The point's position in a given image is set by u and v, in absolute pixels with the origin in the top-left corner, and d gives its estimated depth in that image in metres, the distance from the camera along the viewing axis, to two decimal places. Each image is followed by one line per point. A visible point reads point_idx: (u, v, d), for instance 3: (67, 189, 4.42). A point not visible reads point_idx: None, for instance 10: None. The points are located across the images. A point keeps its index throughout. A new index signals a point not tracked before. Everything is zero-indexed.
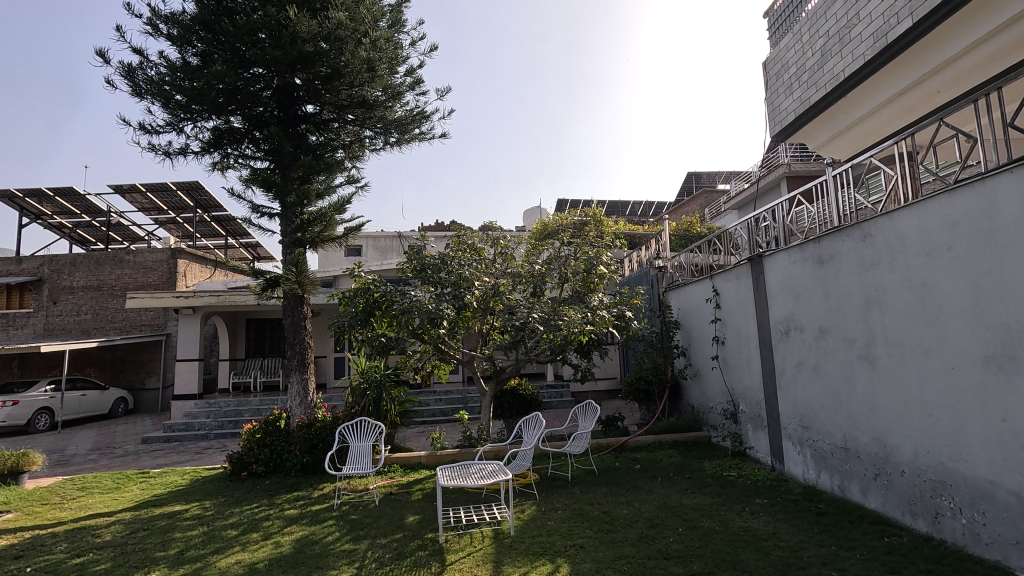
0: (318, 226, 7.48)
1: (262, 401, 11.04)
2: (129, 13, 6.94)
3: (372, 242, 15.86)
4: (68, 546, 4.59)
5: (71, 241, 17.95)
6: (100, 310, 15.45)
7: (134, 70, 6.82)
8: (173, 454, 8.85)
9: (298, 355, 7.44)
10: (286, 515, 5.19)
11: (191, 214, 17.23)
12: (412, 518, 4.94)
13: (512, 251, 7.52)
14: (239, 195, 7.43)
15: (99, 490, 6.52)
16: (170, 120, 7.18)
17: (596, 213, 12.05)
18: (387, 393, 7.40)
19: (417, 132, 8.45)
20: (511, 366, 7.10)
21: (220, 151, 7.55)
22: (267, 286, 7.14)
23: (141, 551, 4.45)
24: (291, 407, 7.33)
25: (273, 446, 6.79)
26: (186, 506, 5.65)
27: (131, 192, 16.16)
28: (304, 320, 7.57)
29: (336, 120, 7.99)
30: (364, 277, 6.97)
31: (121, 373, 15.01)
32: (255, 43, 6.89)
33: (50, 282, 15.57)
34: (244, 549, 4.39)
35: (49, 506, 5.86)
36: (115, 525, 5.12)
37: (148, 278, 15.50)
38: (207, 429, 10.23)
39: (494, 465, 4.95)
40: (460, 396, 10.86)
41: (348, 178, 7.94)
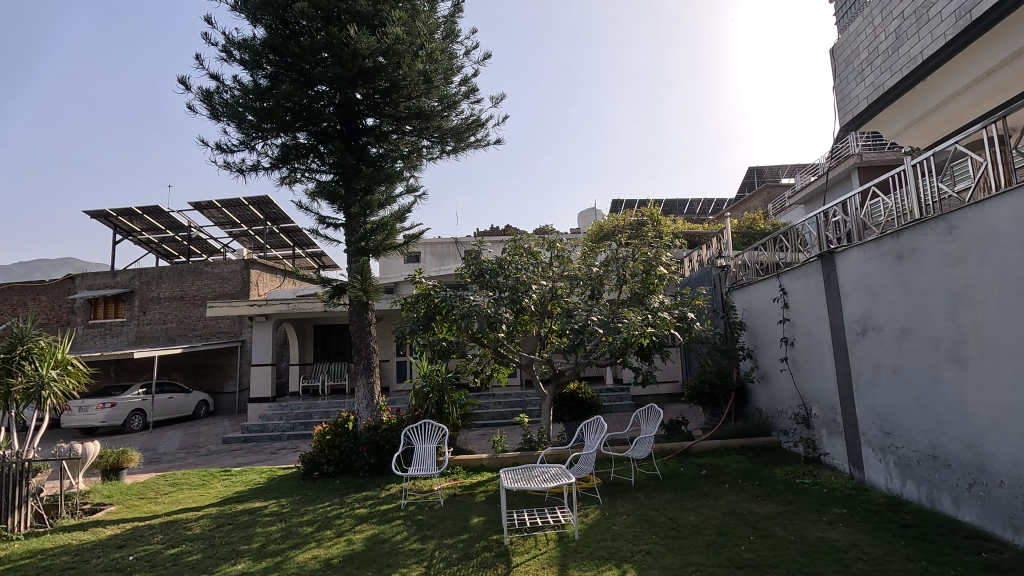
0: (380, 235, 7.76)
1: (330, 403, 11.53)
2: (207, 42, 7.46)
3: (431, 249, 16.23)
4: (164, 537, 4.98)
5: (158, 255, 19.39)
6: (183, 319, 16.59)
7: (212, 93, 7.33)
8: (251, 454, 9.38)
9: (364, 360, 7.71)
10: (356, 514, 5.39)
11: (261, 226, 18.23)
12: (476, 519, 5.02)
13: (568, 254, 7.48)
14: (307, 208, 7.83)
15: (188, 487, 7.02)
16: (243, 139, 7.61)
17: (652, 212, 11.83)
18: (449, 396, 7.55)
19: (473, 139, 8.60)
20: (570, 370, 7.08)
21: (288, 166, 7.84)
22: (334, 293, 7.45)
23: (227, 544, 4.74)
24: (358, 410, 7.61)
25: (343, 447, 7.07)
26: (265, 503, 5.98)
27: (208, 208, 17.30)
28: (369, 325, 7.83)
29: (395, 132, 8.25)
30: (425, 283, 7.13)
31: (202, 377, 16.07)
32: (319, 61, 7.26)
33: (141, 293, 16.91)
34: (319, 545, 4.60)
35: (145, 501, 6.37)
36: (203, 519, 5.50)
37: (224, 288, 16.54)
38: (280, 430, 10.77)
39: (556, 468, 4.95)
40: (519, 399, 10.93)
41: (407, 188, 8.18)
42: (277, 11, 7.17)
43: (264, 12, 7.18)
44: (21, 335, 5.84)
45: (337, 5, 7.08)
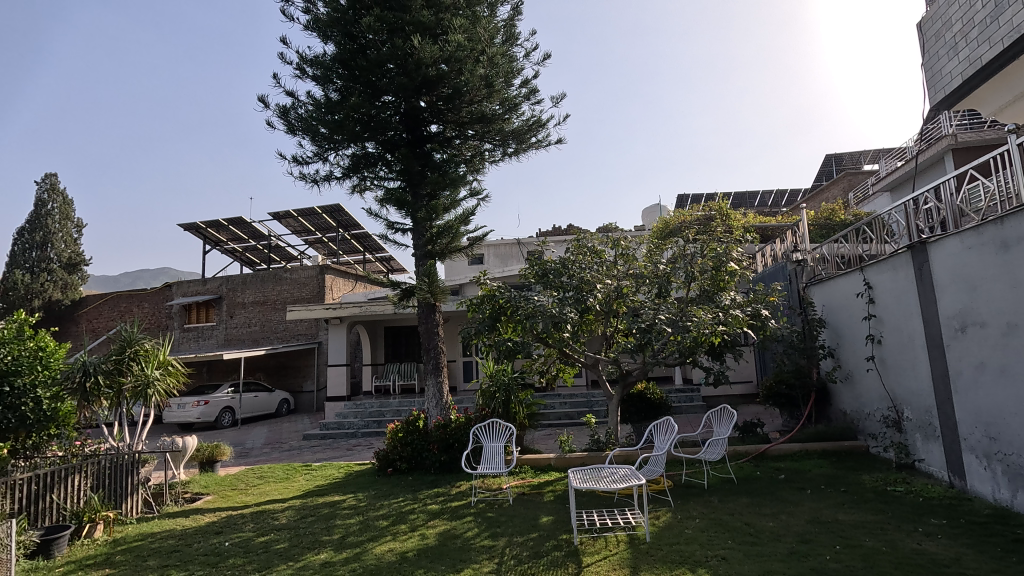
0: (445, 238, 7.94)
1: (401, 402, 11.93)
2: (283, 61, 7.93)
3: (494, 250, 16.44)
4: (254, 526, 5.34)
5: (242, 263, 20.78)
6: (265, 322, 17.69)
7: (288, 110, 7.75)
8: (329, 450, 9.88)
9: (433, 360, 7.92)
10: (428, 510, 5.56)
11: (334, 233, 19.13)
12: (546, 519, 5.04)
13: (633, 252, 7.36)
14: (376, 214, 8.14)
15: (273, 479, 7.50)
16: (317, 151, 8.01)
17: (721, 206, 11.40)
18: (516, 396, 7.63)
19: (534, 140, 8.65)
20: (637, 370, 6.96)
21: (358, 175, 8.15)
22: (402, 296, 7.71)
23: (311, 534, 5.03)
24: (428, 408, 7.83)
25: (414, 445, 7.31)
26: (344, 497, 6.29)
27: (286, 218, 18.36)
28: (437, 326, 8.03)
29: (458, 137, 8.43)
30: (490, 285, 7.23)
31: (283, 377, 17.07)
32: (385, 73, 7.53)
33: (228, 299, 18.19)
34: (395, 539, 4.79)
35: (237, 491, 6.86)
36: (288, 510, 5.85)
37: (302, 292, 17.49)
38: (355, 428, 11.26)
39: (625, 469, 4.89)
40: (586, 400, 10.86)
41: (470, 191, 8.34)
42: (346, 28, 7.52)
43: (334, 29, 7.55)
44: (129, 338, 6.44)
45: (401, 18, 7.34)
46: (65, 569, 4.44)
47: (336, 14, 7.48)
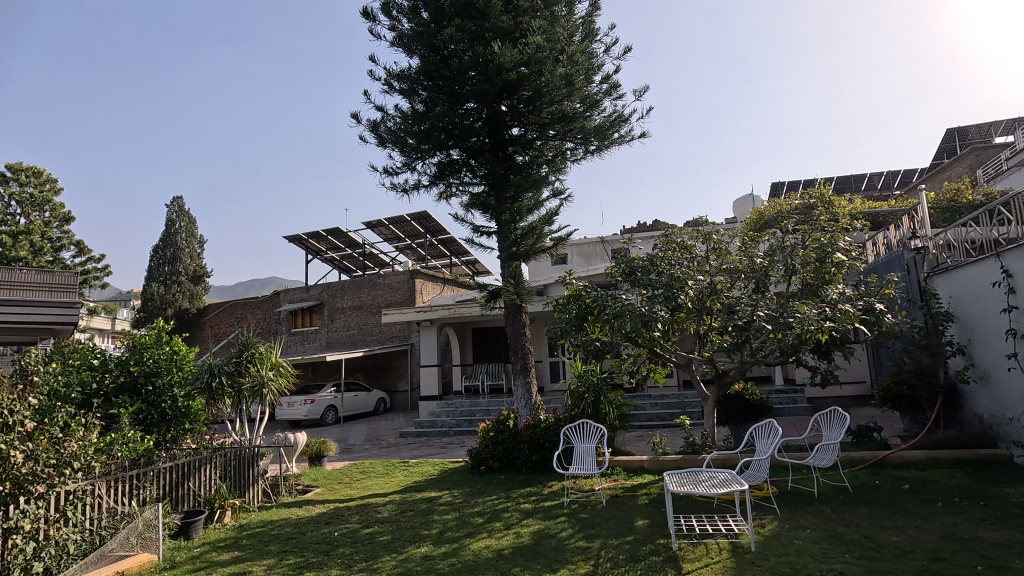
0: (530, 239, 7.98)
1: (490, 402, 12.17)
2: (372, 78, 8.36)
3: (577, 249, 16.34)
4: (360, 518, 5.67)
5: (340, 270, 22.16)
6: (362, 326, 18.74)
7: (378, 124, 8.14)
8: (424, 447, 10.29)
9: (521, 361, 8.01)
10: (522, 509, 5.62)
11: (423, 239, 19.92)
12: (641, 522, 4.93)
13: (726, 246, 7.02)
14: (462, 219, 8.36)
15: (375, 474, 7.93)
16: (405, 161, 8.34)
17: (824, 192, 10.60)
18: (606, 396, 7.53)
19: (616, 136, 8.52)
20: (734, 370, 6.61)
21: (444, 182, 8.40)
22: (489, 298, 7.85)
23: (412, 528, 5.26)
24: (518, 409, 7.93)
25: (505, 444, 7.43)
26: (440, 493, 6.51)
27: (378, 226, 19.35)
28: (524, 327, 8.09)
29: (540, 138, 8.44)
30: (576, 284, 7.16)
31: (380, 377, 18.00)
32: (467, 80, 7.72)
33: (329, 304, 19.47)
34: (490, 536, 4.88)
35: (343, 485, 7.33)
36: (390, 504, 6.16)
37: (394, 297, 18.34)
38: (448, 426, 11.65)
39: (725, 474, 4.67)
40: (678, 401, 10.50)
41: (553, 191, 8.34)
42: (429, 41, 7.79)
43: (418, 43, 7.85)
44: (246, 343, 7.08)
45: (481, 25, 7.49)
46: (201, 550, 4.95)
47: (419, 29, 7.79)
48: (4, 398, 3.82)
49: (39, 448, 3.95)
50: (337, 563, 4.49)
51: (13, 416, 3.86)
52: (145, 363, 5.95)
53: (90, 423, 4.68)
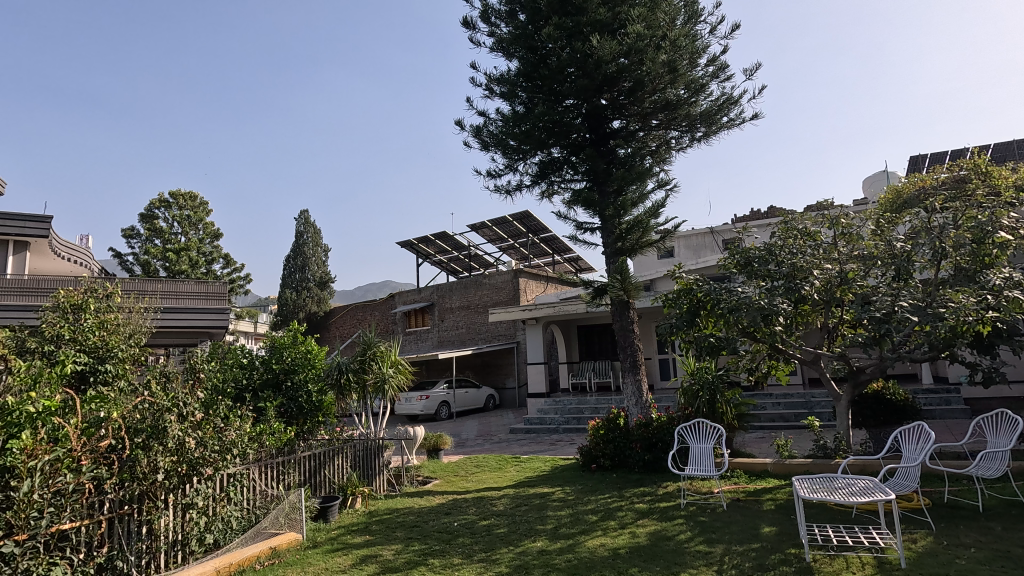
0: (636, 233, 7.78)
1: (599, 400, 12.06)
2: (474, 85, 8.61)
3: (685, 241, 15.71)
4: (477, 510, 5.89)
5: (448, 272, 23.13)
6: (470, 325, 19.41)
7: (481, 128, 8.36)
8: (535, 444, 10.43)
9: (630, 358, 7.85)
10: (637, 509, 5.51)
11: (525, 239, 20.20)
12: (768, 529, 4.62)
13: (858, 230, 6.36)
14: (565, 216, 8.38)
15: (489, 469, 8.19)
16: (507, 163, 8.49)
17: (978, 163, 9.24)
18: (722, 395, 7.13)
19: (726, 120, 8.07)
20: (872, 367, 5.94)
21: (546, 180, 8.44)
22: (595, 294, 7.77)
23: (526, 522, 5.36)
24: (628, 407, 7.76)
25: (616, 442, 7.33)
26: (552, 489, 6.57)
27: (482, 228, 19.93)
28: (632, 323, 7.90)
29: (642, 129, 8.21)
30: (686, 278, 6.86)
31: (489, 375, 18.55)
32: (566, 78, 7.70)
33: (439, 305, 20.41)
34: (606, 534, 4.85)
35: (459, 478, 7.66)
36: (505, 498, 6.32)
37: (500, 296, 18.76)
38: (556, 423, 11.72)
39: (866, 481, 4.24)
40: (805, 401, 9.71)
41: (658, 182, 8.08)
42: (527, 42, 7.86)
43: (517, 46, 7.94)
44: (369, 342, 7.63)
45: (579, 20, 7.44)
46: (338, 532, 5.42)
47: (517, 31, 7.87)
48: (180, 392, 4.43)
49: (207, 435, 4.55)
50: (458, 552, 4.70)
51: (186, 407, 4.46)
52: (284, 361, 6.65)
53: (244, 414, 5.30)
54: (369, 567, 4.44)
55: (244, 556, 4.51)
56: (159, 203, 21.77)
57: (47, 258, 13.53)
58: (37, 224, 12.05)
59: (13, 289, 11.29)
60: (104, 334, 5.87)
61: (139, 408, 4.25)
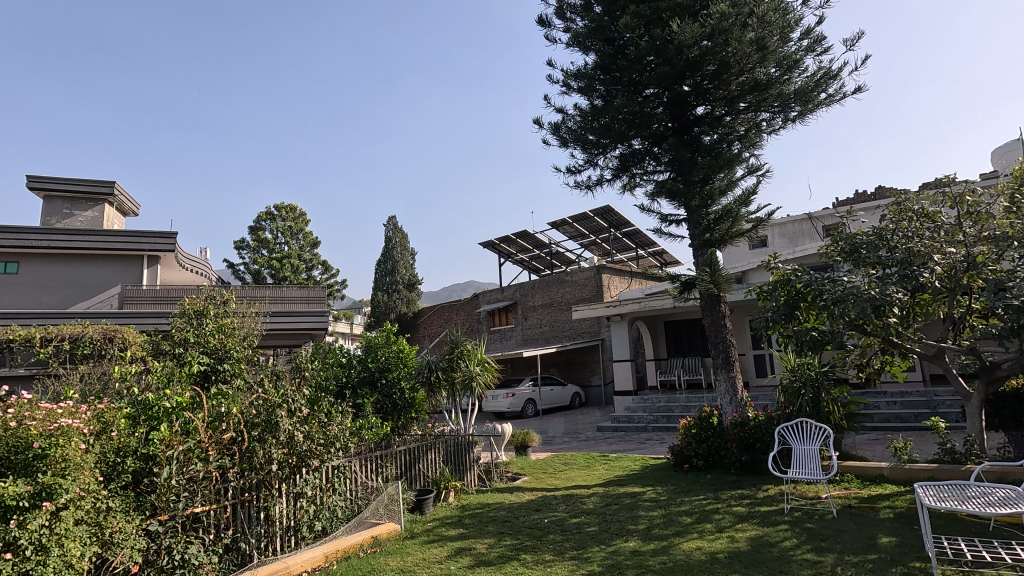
0: (726, 223, 7.39)
1: (689, 398, 11.62)
2: (551, 82, 8.58)
3: (780, 230, 14.77)
4: (566, 507, 5.89)
5: (530, 270, 23.30)
6: (554, 322, 19.41)
7: (559, 125, 8.30)
8: (623, 442, 10.25)
9: (722, 354, 7.50)
10: (735, 512, 5.26)
11: (607, 234, 19.89)
12: (887, 539, 4.24)
13: (987, 209, 5.67)
14: (648, 209, 8.14)
15: (577, 466, 8.15)
16: (587, 158, 8.38)
17: None
18: (828, 393, 6.59)
19: (824, 96, 7.49)
20: (1011, 362, 5.24)
21: (628, 173, 8.27)
22: (683, 288, 7.49)
23: (618, 521, 5.28)
24: (722, 405, 7.42)
25: (710, 442, 7.04)
26: (643, 489, 6.42)
27: (562, 225, 19.87)
28: (724, 318, 7.54)
29: (729, 113, 7.81)
30: (783, 268, 6.44)
31: (574, 372, 18.47)
32: (646, 67, 7.47)
33: (522, 303, 20.62)
34: (702, 537, 4.67)
35: (548, 475, 7.68)
36: (594, 496, 6.27)
37: (583, 292, 18.61)
38: (645, 421, 11.45)
39: (1006, 491, 3.76)
40: (925, 399, 8.80)
41: (748, 168, 7.65)
42: (604, 34, 7.71)
43: (594, 39, 7.81)
44: (456, 341, 7.80)
45: (658, 6, 7.22)
46: (433, 524, 5.64)
47: (593, 24, 7.74)
48: (289, 389, 4.79)
49: (313, 429, 4.91)
50: (550, 548, 4.72)
51: (295, 403, 4.83)
52: (379, 360, 7.04)
53: (345, 410, 5.66)
54: (464, 559, 4.57)
55: (348, 543, 4.81)
56: (264, 216, 23.71)
57: (174, 270, 15.18)
58: (165, 239, 13.55)
59: (149, 298, 12.79)
60: (221, 338, 6.47)
61: (254, 404, 4.59)
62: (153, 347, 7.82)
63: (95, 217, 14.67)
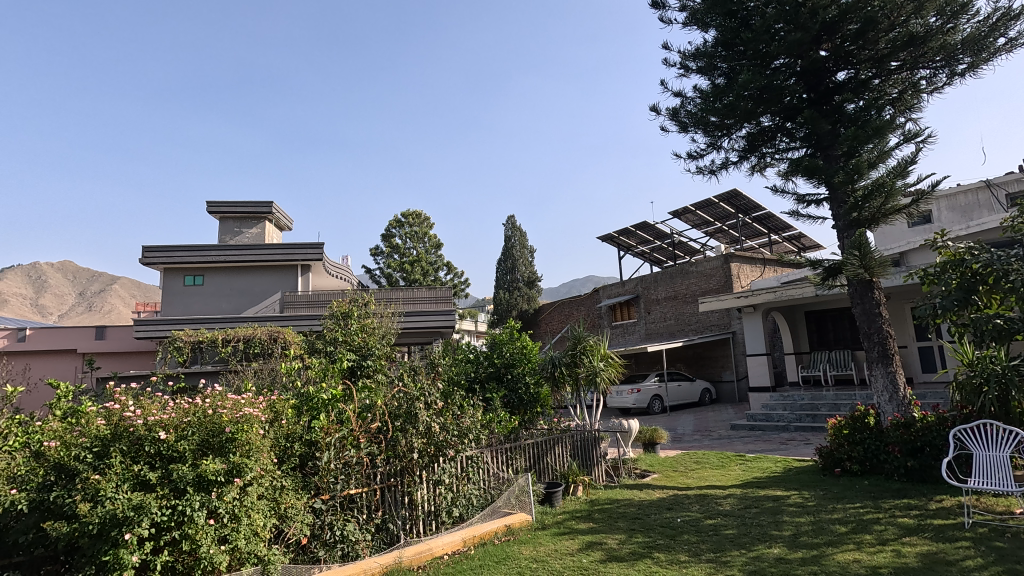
0: (878, 199, 6.52)
1: (838, 395, 10.52)
2: (667, 66, 8.25)
3: (949, 202, 12.81)
4: (701, 508, 5.65)
5: (651, 262, 22.63)
6: (679, 315, 18.63)
7: (678, 110, 7.95)
8: (762, 442, 9.57)
9: (877, 347, 6.69)
10: (900, 524, 4.68)
11: (735, 220, 18.65)
12: None
13: None
14: (782, 190, 7.52)
15: (710, 466, 7.77)
16: (710, 142, 7.94)
17: None
18: (1020, 391, 5.50)
19: (1003, 42, 6.37)
20: None
21: (757, 154, 7.71)
22: (826, 275, 6.82)
23: (759, 526, 4.96)
24: (880, 405, 6.63)
25: (866, 445, 6.34)
26: (788, 493, 5.95)
27: (685, 214, 19.01)
28: (879, 306, 6.71)
29: (878, 76, 6.94)
30: (954, 247, 5.58)
31: (703, 367, 17.60)
32: (774, 36, 6.88)
33: (644, 297, 20.08)
34: (859, 549, 4.22)
35: (679, 473, 7.42)
36: (731, 498, 5.94)
37: (709, 283, 17.62)
38: (786, 420, 10.59)
39: None
40: None
41: (904, 136, 6.74)
42: (724, 7, 7.23)
43: (714, 13, 7.36)
44: (579, 337, 7.75)
45: None
46: (563, 517, 5.72)
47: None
48: (425, 383, 5.16)
49: (447, 421, 5.24)
50: (685, 549, 4.56)
51: (431, 396, 5.20)
52: (505, 356, 7.32)
53: (476, 405, 5.98)
54: (595, 553, 4.58)
55: (484, 530, 5.06)
56: (395, 224, 25.55)
57: (323, 277, 17.00)
58: (315, 249, 15.20)
59: (304, 303, 14.44)
60: (365, 336, 7.13)
61: (396, 397, 5.03)
62: (310, 346, 8.83)
63: (259, 233, 16.83)
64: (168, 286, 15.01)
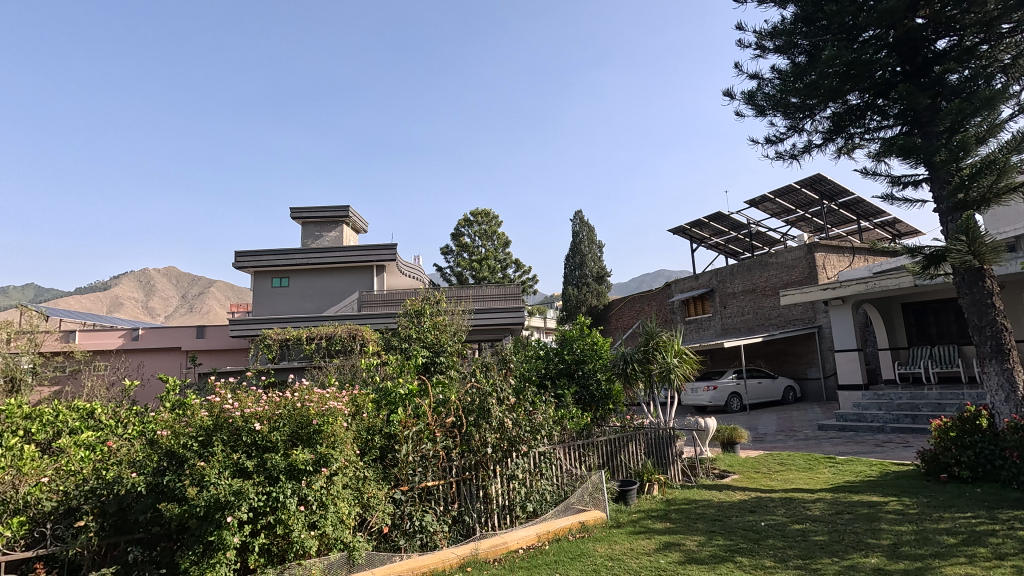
0: (988, 177, 5.88)
1: (943, 394, 9.62)
2: (742, 47, 7.85)
3: None
4: (787, 512, 5.36)
5: (727, 254, 21.71)
6: (758, 309, 17.75)
7: (754, 93, 7.55)
8: (854, 444, 8.94)
9: (991, 341, 6.04)
10: (1021, 537, 4.22)
11: (819, 207, 17.49)
12: None
13: None
14: (874, 172, 6.96)
15: (796, 468, 7.35)
16: (790, 125, 7.48)
17: None
18: None
19: None
20: None
21: (844, 135, 7.19)
22: (927, 264, 6.24)
23: (853, 533, 4.64)
24: (995, 405, 6.00)
25: (979, 449, 5.77)
26: (886, 499, 5.52)
27: (763, 203, 18.05)
28: (990, 296, 6.06)
29: (986, 41, 6.27)
30: None
31: (786, 364, 16.68)
32: (862, 6, 6.37)
33: (719, 290, 19.29)
34: (972, 563, 3.85)
35: (762, 475, 7.07)
36: (820, 502, 5.59)
37: (791, 275, 16.64)
38: (882, 421, 9.82)
39: None
40: None
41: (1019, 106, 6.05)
42: None
43: None
44: (651, 332, 7.52)
45: None
46: (639, 515, 5.61)
47: None
48: (497, 379, 5.24)
49: (520, 417, 5.29)
50: (770, 554, 4.35)
51: (503, 392, 5.29)
52: (575, 352, 7.29)
53: (548, 401, 6.01)
54: (673, 554, 4.47)
55: (559, 526, 5.07)
56: (464, 223, 26.02)
57: (397, 276, 17.64)
58: (389, 250, 15.78)
59: (381, 302, 15.04)
60: (438, 333, 7.33)
61: (470, 392, 5.17)
62: (387, 343, 9.18)
63: (337, 236, 17.70)
64: (258, 288, 16.11)
